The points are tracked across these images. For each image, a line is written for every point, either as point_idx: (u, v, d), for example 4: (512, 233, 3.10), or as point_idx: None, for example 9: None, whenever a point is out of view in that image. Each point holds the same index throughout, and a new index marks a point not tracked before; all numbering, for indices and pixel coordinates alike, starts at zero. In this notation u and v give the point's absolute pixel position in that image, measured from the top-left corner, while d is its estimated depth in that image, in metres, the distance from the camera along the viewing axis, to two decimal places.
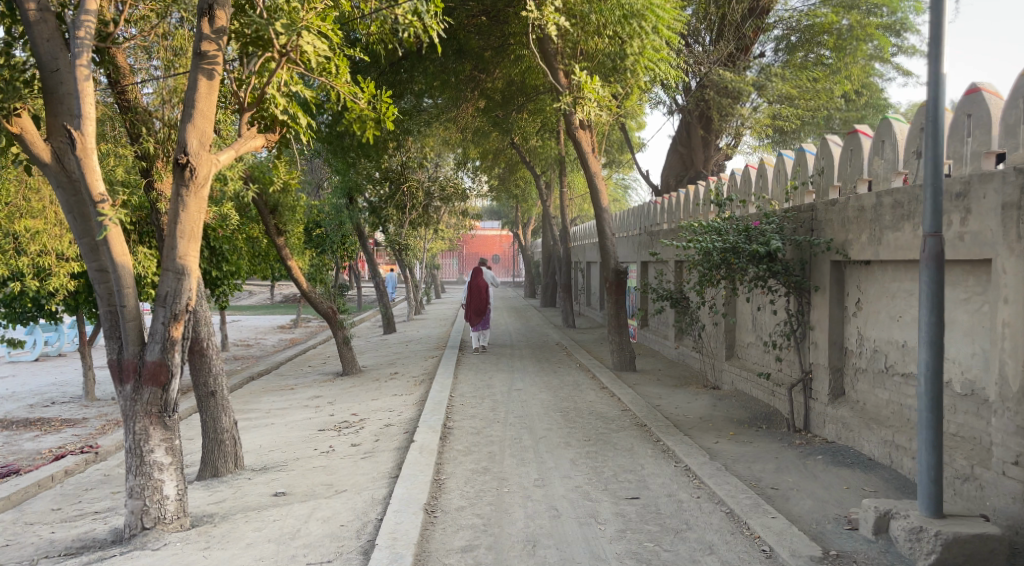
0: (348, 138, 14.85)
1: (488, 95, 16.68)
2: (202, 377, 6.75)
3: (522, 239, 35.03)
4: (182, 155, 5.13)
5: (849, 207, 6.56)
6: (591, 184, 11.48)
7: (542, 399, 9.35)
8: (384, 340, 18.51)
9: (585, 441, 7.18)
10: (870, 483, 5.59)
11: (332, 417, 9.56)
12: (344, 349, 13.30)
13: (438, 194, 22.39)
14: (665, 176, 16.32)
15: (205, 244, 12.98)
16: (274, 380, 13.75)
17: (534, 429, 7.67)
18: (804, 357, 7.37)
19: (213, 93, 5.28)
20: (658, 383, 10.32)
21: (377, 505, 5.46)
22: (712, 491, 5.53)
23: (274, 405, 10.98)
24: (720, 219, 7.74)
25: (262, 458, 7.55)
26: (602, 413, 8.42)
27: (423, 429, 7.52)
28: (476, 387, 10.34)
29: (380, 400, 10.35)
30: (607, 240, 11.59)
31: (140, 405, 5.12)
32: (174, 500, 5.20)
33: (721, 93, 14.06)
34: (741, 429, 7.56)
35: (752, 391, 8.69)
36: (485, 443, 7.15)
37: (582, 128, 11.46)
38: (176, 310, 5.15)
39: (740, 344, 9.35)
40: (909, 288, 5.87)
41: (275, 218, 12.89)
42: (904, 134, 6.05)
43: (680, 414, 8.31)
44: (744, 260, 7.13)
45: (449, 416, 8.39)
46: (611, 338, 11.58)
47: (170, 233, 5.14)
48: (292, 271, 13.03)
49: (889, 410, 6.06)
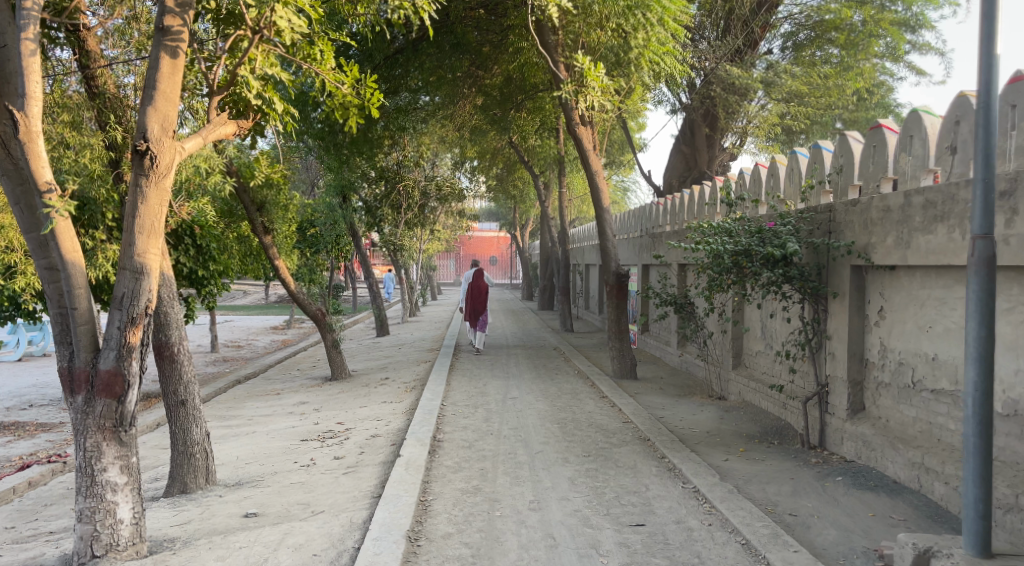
0: (342, 134, 14.40)
1: (486, 92, 16.16)
2: (171, 385, 6.28)
3: (519, 241, 34.50)
4: (142, 141, 4.61)
5: (872, 208, 6.08)
6: (591, 182, 10.98)
7: (538, 408, 8.85)
8: (377, 343, 17.97)
9: (585, 457, 6.68)
10: (897, 510, 5.11)
11: (316, 426, 9.04)
12: (333, 353, 12.79)
13: (435, 194, 21.89)
14: (668, 177, 15.86)
15: (189, 241, 12.45)
16: (261, 385, 13.21)
17: (530, 443, 7.17)
18: (819, 369, 6.89)
19: (177, 72, 4.78)
20: (661, 392, 9.82)
21: (355, 531, 4.95)
22: (724, 517, 5.03)
23: (257, 412, 10.45)
24: (730, 220, 7.26)
25: (237, 472, 7.03)
26: (602, 425, 7.91)
27: (411, 442, 7.02)
28: (470, 395, 9.84)
29: (368, 408, 9.84)
30: (608, 241, 11.09)
31: (93, 418, 4.60)
32: (130, 525, 4.69)
33: (727, 89, 13.54)
34: (751, 444, 7.06)
35: (761, 403, 8.20)
36: (476, 459, 6.65)
37: (584, 124, 10.94)
38: (134, 313, 4.63)
39: (749, 353, 8.87)
40: (941, 295, 5.39)
41: (262, 216, 12.34)
42: (935, 128, 5.58)
43: (685, 427, 7.81)
44: (757, 264, 6.65)
45: (440, 427, 7.89)
46: (611, 344, 11.08)
47: (127, 227, 4.62)
48: (280, 272, 12.51)
49: (917, 429, 5.59)
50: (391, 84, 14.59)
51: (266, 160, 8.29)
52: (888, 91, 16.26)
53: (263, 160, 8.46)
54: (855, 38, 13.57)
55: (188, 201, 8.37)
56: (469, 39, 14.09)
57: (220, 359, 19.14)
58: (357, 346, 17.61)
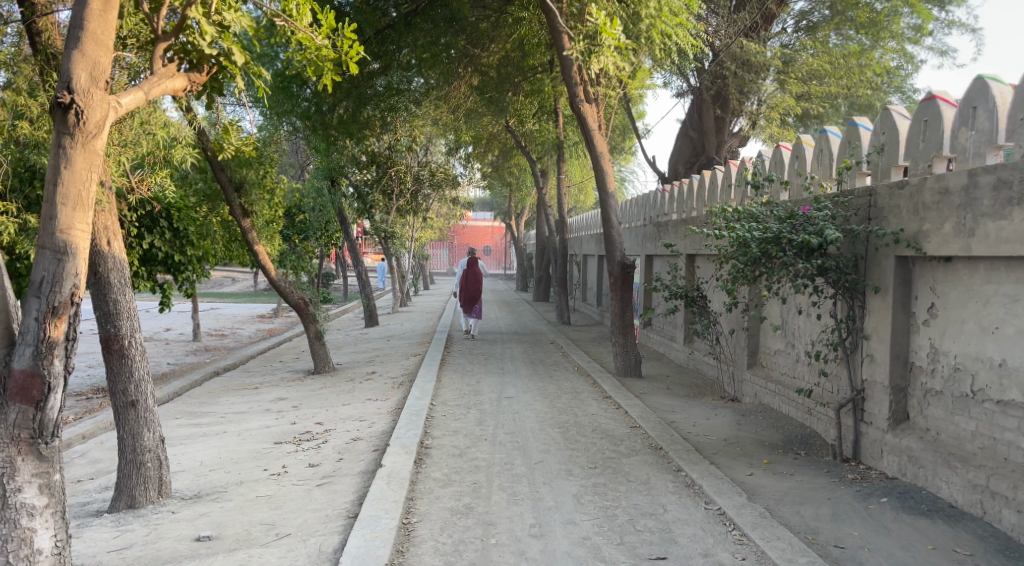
0: (330, 114, 13.55)
1: (482, 72, 15.30)
2: (120, 384, 5.53)
3: (514, 231, 33.68)
4: (64, 92, 3.84)
5: (925, 191, 5.32)
6: (596, 163, 10.18)
7: (536, 410, 8.08)
8: (365, 334, 17.18)
9: (591, 469, 5.92)
10: (960, 543, 4.37)
11: (293, 426, 8.24)
12: (316, 345, 11.98)
13: (429, 180, 21.06)
14: (673, 163, 15.12)
15: (165, 223, 11.61)
16: (238, 378, 12.38)
17: (529, 451, 6.41)
18: (855, 372, 6.12)
19: (110, 11, 4.04)
20: (669, 393, 9.07)
21: (324, 563, 4.17)
22: (760, 549, 4.28)
23: (230, 409, 9.63)
24: (756, 205, 6.48)
25: (198, 481, 6.23)
26: (607, 431, 7.14)
27: (395, 450, 6.24)
28: (462, 393, 9.06)
29: (352, 406, 9.05)
30: (612, 229, 10.26)
31: (4, 428, 3.78)
32: (50, 556, 3.88)
33: (740, 65, 13.06)
34: (776, 456, 6.32)
35: (782, 407, 7.45)
36: (468, 470, 5.88)
37: (588, 101, 10.13)
38: (55, 302, 3.82)
39: (767, 351, 8.15)
40: (1011, 292, 4.66)
41: (241, 197, 11.46)
42: (1004, 98, 4.82)
43: (700, 433, 7.06)
44: (790, 254, 5.87)
45: (428, 431, 7.11)
46: (614, 339, 10.29)
47: (48, 197, 3.81)
48: (260, 257, 11.67)
49: (977, 444, 4.86)
50: (383, 61, 13.59)
51: (238, 130, 7.49)
52: (906, 75, 15.51)
53: (232, 130, 7.64)
54: (878, 16, 12.81)
55: (148, 175, 7.51)
56: (466, 14, 13.32)
57: (200, 349, 18.28)
58: (344, 337, 16.77)
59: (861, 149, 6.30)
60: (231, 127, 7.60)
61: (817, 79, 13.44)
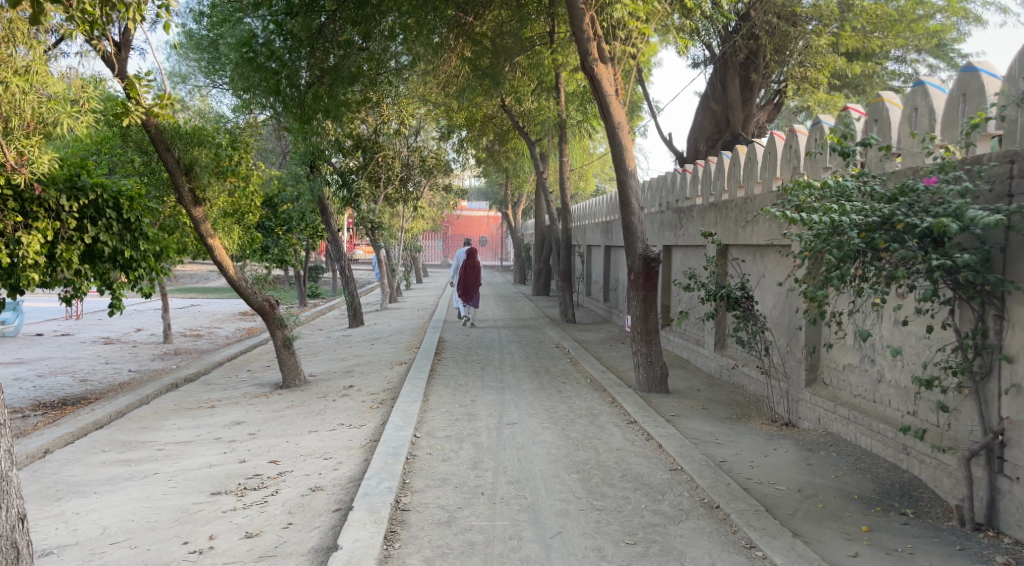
0: (305, 89, 11.33)
1: (476, 43, 13.36)
2: None
3: (512, 220, 31.86)
4: None
5: None
6: (612, 136, 8.38)
7: (547, 443, 6.41)
8: (348, 335, 15.46)
9: (630, 548, 4.27)
10: None
11: (241, 466, 6.53)
12: (285, 355, 10.25)
13: (419, 166, 19.37)
14: (691, 142, 13.72)
15: (112, 214, 9.68)
16: (196, 393, 10.64)
17: (542, 514, 4.75)
18: (988, 408, 4.47)
19: None
20: (707, 416, 7.40)
21: None
22: None
23: (173, 438, 7.92)
24: (846, 180, 4.83)
25: None
26: (641, 478, 5.47)
27: (357, 518, 4.56)
28: (454, 418, 7.39)
29: (317, 436, 7.36)
30: (631, 216, 8.54)
31: None
32: None
33: (779, 19, 11.90)
34: (877, 519, 4.64)
35: (865, 442, 5.81)
36: (460, 552, 4.22)
37: (603, 62, 8.41)
38: None
39: (832, 366, 6.54)
40: None
41: (191, 181, 9.54)
42: None
43: (764, 482, 5.37)
44: (910, 245, 4.20)
45: (407, 481, 5.44)
46: (635, 347, 8.59)
47: None
48: (216, 253, 9.79)
49: None
50: (362, 28, 11.37)
51: (144, 76, 7.24)
52: (955, 39, 14.08)
53: (136, 85, 7.38)
54: None
55: (18, 148, 6.88)
56: None
57: (170, 353, 16.53)
58: (324, 340, 15.04)
59: (988, 102, 4.63)
60: (135, 84, 7.37)
61: (874, 31, 12.68)
